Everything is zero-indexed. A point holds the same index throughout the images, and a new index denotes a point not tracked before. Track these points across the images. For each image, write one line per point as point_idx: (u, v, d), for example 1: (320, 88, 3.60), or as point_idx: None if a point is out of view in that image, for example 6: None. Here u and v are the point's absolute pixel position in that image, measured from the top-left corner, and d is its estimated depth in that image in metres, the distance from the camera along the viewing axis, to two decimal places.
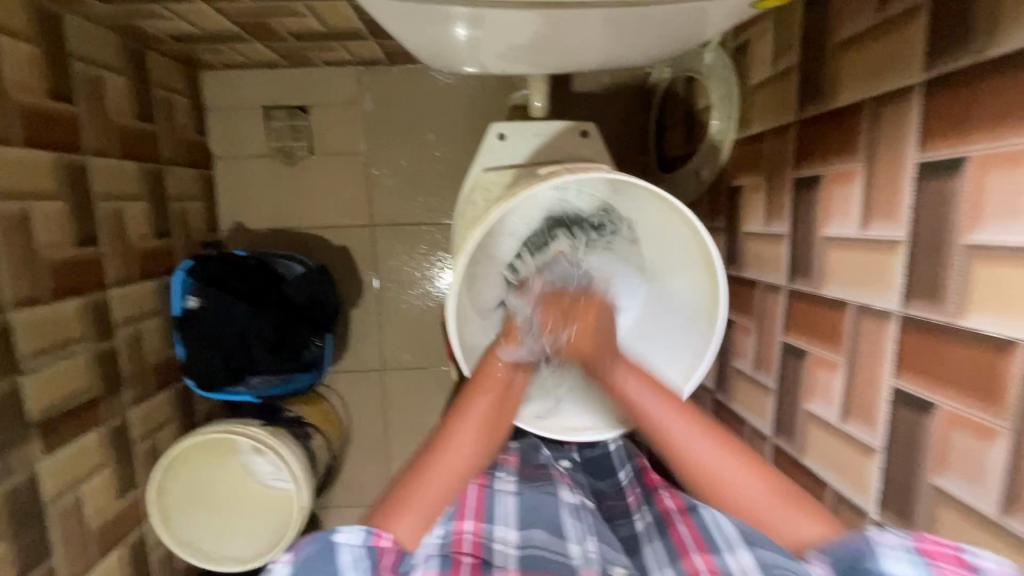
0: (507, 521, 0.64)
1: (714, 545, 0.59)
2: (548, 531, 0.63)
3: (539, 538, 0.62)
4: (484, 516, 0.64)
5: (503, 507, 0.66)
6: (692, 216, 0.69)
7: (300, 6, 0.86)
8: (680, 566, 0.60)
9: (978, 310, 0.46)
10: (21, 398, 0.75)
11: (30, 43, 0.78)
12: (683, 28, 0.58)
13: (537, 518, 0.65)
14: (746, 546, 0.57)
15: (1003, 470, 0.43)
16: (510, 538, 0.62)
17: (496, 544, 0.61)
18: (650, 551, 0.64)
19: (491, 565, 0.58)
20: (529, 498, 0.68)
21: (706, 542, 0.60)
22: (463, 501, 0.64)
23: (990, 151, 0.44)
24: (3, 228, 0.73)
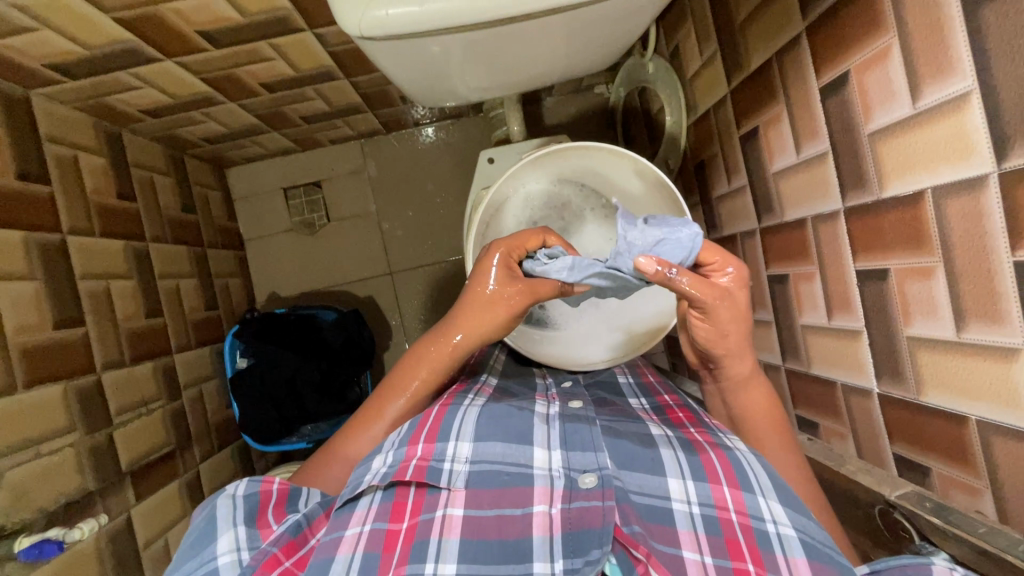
0: (462, 435, 0.65)
1: (747, 484, 0.61)
2: (506, 442, 0.65)
3: (495, 453, 0.64)
4: (438, 437, 0.64)
5: (461, 422, 0.66)
6: (650, 165, 0.80)
7: (309, 90, 1.05)
8: (703, 489, 0.62)
9: (892, 180, 0.56)
10: (114, 449, 0.84)
11: (100, 156, 0.96)
12: (616, 32, 0.73)
13: (498, 431, 0.66)
14: (775, 496, 0.59)
15: (948, 297, 0.52)
16: (461, 454, 0.64)
17: (444, 464, 0.62)
18: (671, 459, 0.65)
19: (437, 488, 0.61)
20: (493, 412, 0.68)
21: (738, 479, 0.61)
22: (422, 423, 0.65)
23: (861, 60, 0.57)
24: (91, 302, 0.87)
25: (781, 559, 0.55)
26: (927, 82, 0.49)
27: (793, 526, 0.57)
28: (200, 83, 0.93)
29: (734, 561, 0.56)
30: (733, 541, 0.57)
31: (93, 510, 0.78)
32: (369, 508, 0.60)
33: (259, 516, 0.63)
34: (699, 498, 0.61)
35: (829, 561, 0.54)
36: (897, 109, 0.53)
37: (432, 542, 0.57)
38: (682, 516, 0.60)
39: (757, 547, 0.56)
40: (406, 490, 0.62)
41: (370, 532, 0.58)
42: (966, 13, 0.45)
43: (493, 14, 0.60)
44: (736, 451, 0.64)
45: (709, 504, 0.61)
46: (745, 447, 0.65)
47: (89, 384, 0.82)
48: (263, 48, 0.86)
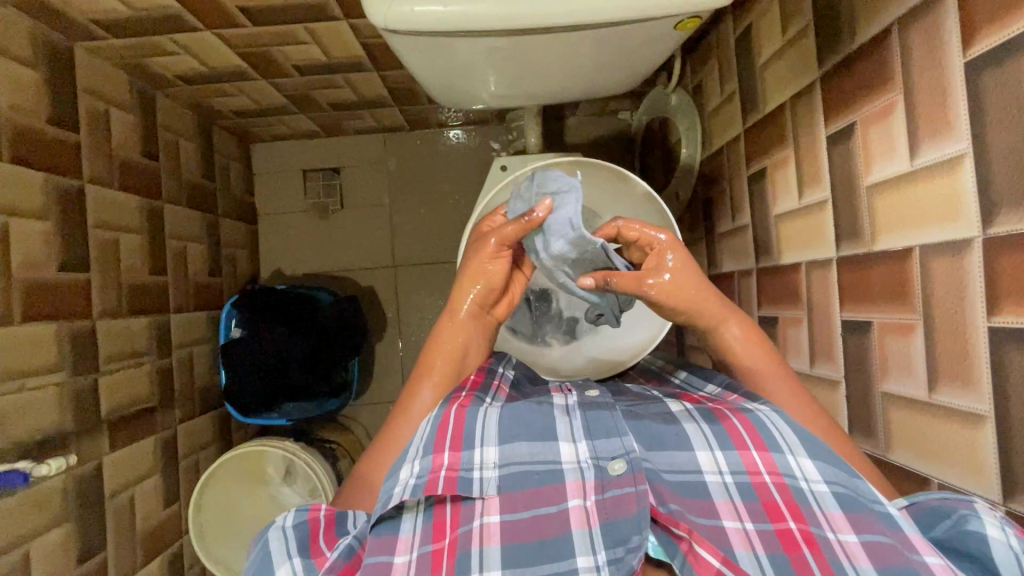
0: (486, 440, 0.61)
1: (775, 444, 0.59)
2: (530, 440, 0.62)
3: (521, 454, 0.61)
4: (464, 445, 0.60)
5: (483, 426, 0.62)
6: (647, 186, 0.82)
7: (338, 78, 1.08)
8: (733, 456, 0.59)
9: (884, 234, 0.56)
10: (97, 395, 0.86)
11: (131, 113, 0.99)
12: (637, 57, 0.75)
13: (521, 430, 0.63)
14: (805, 452, 0.57)
15: (923, 356, 0.52)
16: (489, 459, 0.60)
17: (474, 472, 0.59)
18: (696, 432, 0.62)
19: (471, 498, 0.58)
20: (513, 411, 0.64)
21: (765, 440, 0.59)
22: (443, 428, 0.61)
23: (867, 113, 0.58)
24: (99, 250, 0.90)
25: (821, 515, 0.54)
26: (925, 141, 0.50)
27: (826, 482, 0.55)
28: (236, 57, 0.96)
29: (776, 523, 0.54)
30: (771, 503, 0.56)
31: (66, 451, 0.80)
32: (413, 532, 0.57)
33: (310, 545, 0.58)
34: (731, 467, 0.59)
35: (870, 510, 0.52)
36: (896, 164, 0.54)
37: (474, 554, 0.54)
38: (717, 488, 0.58)
39: (796, 503, 0.55)
40: (444, 506, 0.58)
41: (418, 558, 0.55)
42: (967, 78, 0.46)
43: (516, 25, 0.62)
44: (758, 411, 0.62)
45: (741, 470, 0.58)
46: (767, 407, 0.62)
47: (83, 329, 0.85)
48: (299, 32, 0.89)
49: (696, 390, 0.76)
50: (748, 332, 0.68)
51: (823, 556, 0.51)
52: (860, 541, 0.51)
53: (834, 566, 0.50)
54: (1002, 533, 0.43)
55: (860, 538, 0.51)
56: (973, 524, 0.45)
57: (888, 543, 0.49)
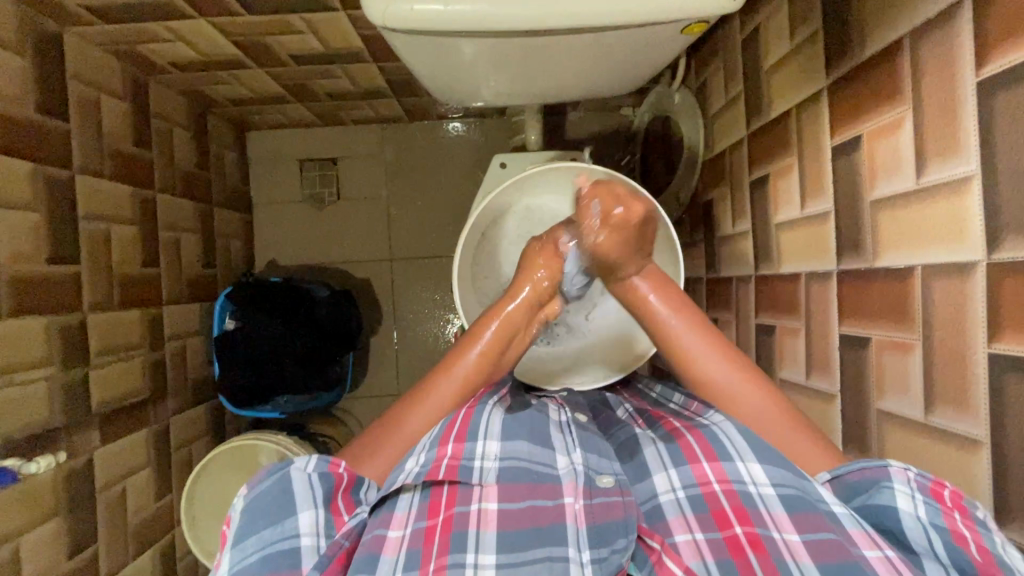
0: (490, 434, 0.59)
1: (725, 454, 0.57)
2: (531, 441, 0.60)
3: (524, 450, 0.58)
4: (467, 437, 0.57)
5: (488, 423, 0.60)
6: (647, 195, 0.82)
7: (336, 68, 1.06)
8: (685, 471, 0.57)
9: (886, 250, 0.56)
10: (87, 388, 0.85)
11: (123, 101, 0.97)
12: (644, 59, 0.73)
13: (524, 431, 0.61)
14: (754, 456, 0.55)
15: (921, 377, 0.52)
16: (491, 450, 0.57)
17: (476, 462, 0.55)
18: (653, 455, 0.61)
19: (470, 484, 0.54)
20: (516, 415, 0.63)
21: (716, 451, 0.58)
22: (451, 422, 0.59)
23: (874, 126, 0.56)
24: (90, 242, 0.88)
25: (767, 516, 0.51)
26: (933, 159, 0.49)
27: (773, 484, 0.53)
28: (230, 45, 0.94)
29: (723, 530, 0.51)
30: (720, 512, 0.53)
31: (56, 446, 0.80)
32: (409, 510, 0.53)
33: (332, 500, 0.55)
34: (682, 482, 0.56)
35: (810, 509, 0.50)
36: (902, 181, 0.53)
37: (471, 534, 0.50)
38: (670, 506, 0.55)
39: (744, 509, 0.52)
40: (441, 488, 0.54)
41: (412, 532, 0.51)
42: (979, 97, 0.45)
43: (519, 26, 0.60)
44: (712, 426, 0.61)
45: (692, 484, 0.56)
46: (722, 420, 0.61)
47: (73, 323, 0.83)
48: (295, 21, 0.87)
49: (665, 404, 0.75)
50: (661, 289, 0.71)
51: (767, 559, 0.48)
52: (803, 542, 0.48)
53: (780, 567, 0.47)
54: (912, 503, 0.47)
55: (802, 538, 0.48)
56: (887, 499, 0.48)
57: (835, 539, 0.47)
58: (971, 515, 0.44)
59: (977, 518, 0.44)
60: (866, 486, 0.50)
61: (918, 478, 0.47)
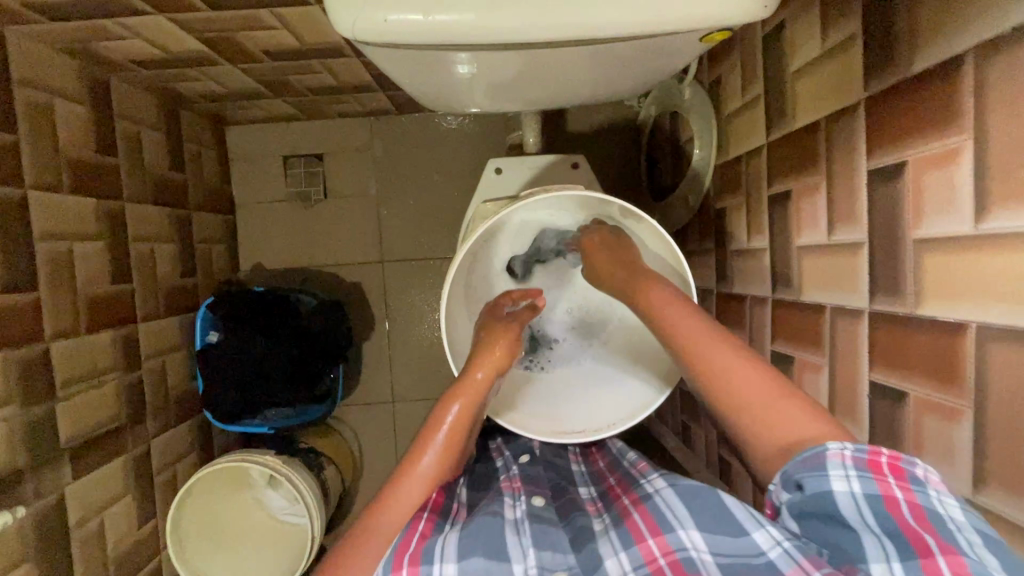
0: (445, 556, 0.53)
1: (666, 525, 0.54)
2: (488, 558, 0.53)
3: (478, 570, 0.52)
4: (422, 559, 0.52)
5: (443, 544, 0.54)
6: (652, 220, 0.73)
7: (315, 63, 0.97)
8: (633, 552, 0.53)
9: (933, 298, 0.49)
10: (55, 423, 0.80)
11: (81, 105, 0.89)
12: (655, 64, 0.65)
13: (479, 543, 0.54)
14: (694, 523, 0.53)
15: (971, 448, 0.45)
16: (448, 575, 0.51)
17: None
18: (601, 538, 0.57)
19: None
20: (469, 525, 0.56)
21: (659, 524, 0.55)
22: (403, 543, 0.54)
23: (923, 155, 0.49)
24: (49, 264, 0.81)
25: None
26: (998, 203, 0.42)
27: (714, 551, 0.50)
28: (194, 42, 0.85)
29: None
30: None
31: (21, 487, 0.74)
32: None
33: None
34: (632, 565, 0.52)
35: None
36: (955, 223, 0.46)
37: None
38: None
39: None
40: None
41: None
42: None
43: (512, 36, 0.52)
44: (655, 498, 0.59)
45: (641, 565, 0.52)
46: (665, 490, 0.59)
47: (34, 355, 0.77)
48: (264, 16, 0.78)
49: (620, 462, 0.75)
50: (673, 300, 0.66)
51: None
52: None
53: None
54: (848, 482, 0.46)
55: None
56: (824, 483, 0.46)
57: None
58: (906, 477, 0.45)
59: (913, 477, 0.45)
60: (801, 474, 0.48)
61: (854, 452, 0.47)
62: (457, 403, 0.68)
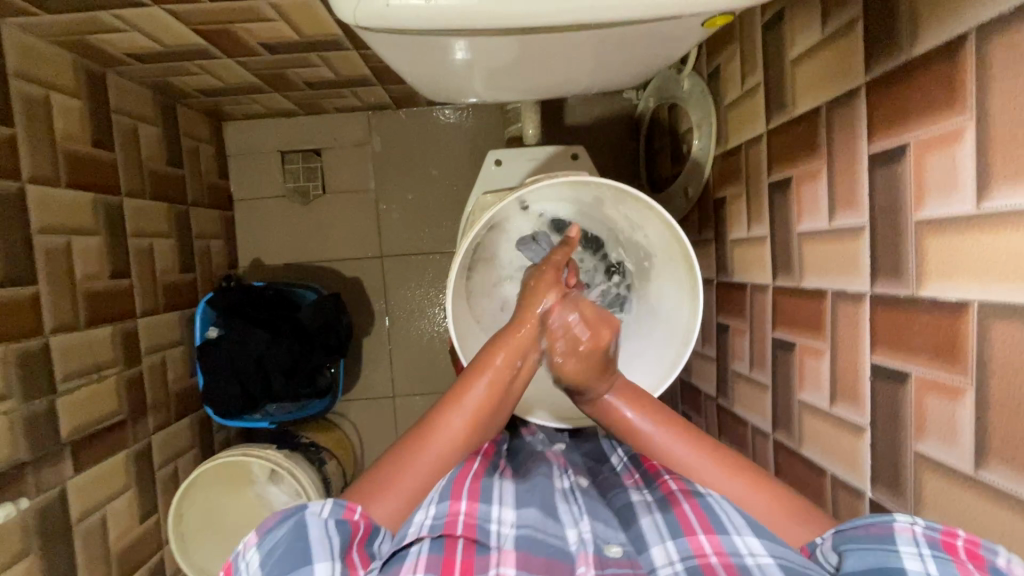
0: (504, 500, 0.58)
1: (722, 527, 0.55)
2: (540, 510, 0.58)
3: (535, 519, 0.57)
4: (481, 498, 0.57)
5: (501, 490, 0.60)
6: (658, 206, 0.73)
7: (313, 56, 0.97)
8: (681, 543, 0.55)
9: (935, 278, 0.49)
10: (55, 417, 0.80)
11: (78, 99, 0.88)
12: (655, 49, 0.65)
13: (535, 499, 0.59)
14: (752, 531, 0.54)
15: (973, 425, 0.46)
16: (507, 518, 0.56)
17: (493, 525, 0.55)
18: (649, 526, 0.59)
19: (487, 547, 0.53)
20: (525, 481, 0.63)
21: (712, 523, 0.56)
22: (460, 479, 0.58)
23: (926, 137, 0.49)
24: (48, 258, 0.81)
25: None
26: (999, 181, 0.42)
27: (771, 555, 0.51)
28: (192, 34, 0.84)
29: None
30: None
31: (23, 482, 0.74)
32: (418, 559, 0.50)
33: (348, 552, 0.50)
34: (680, 555, 0.54)
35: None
36: (957, 203, 0.46)
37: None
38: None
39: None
40: (454, 543, 0.52)
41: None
42: None
43: (513, 20, 0.52)
44: (709, 496, 0.59)
45: (688, 556, 0.54)
46: (718, 492, 0.60)
47: (34, 349, 0.77)
48: (262, 7, 0.77)
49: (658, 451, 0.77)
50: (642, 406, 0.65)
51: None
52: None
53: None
54: (921, 563, 0.46)
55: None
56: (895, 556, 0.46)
57: None
58: (988, 565, 0.42)
59: (995, 565, 0.42)
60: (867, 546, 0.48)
61: (926, 530, 0.46)
62: (479, 392, 0.61)
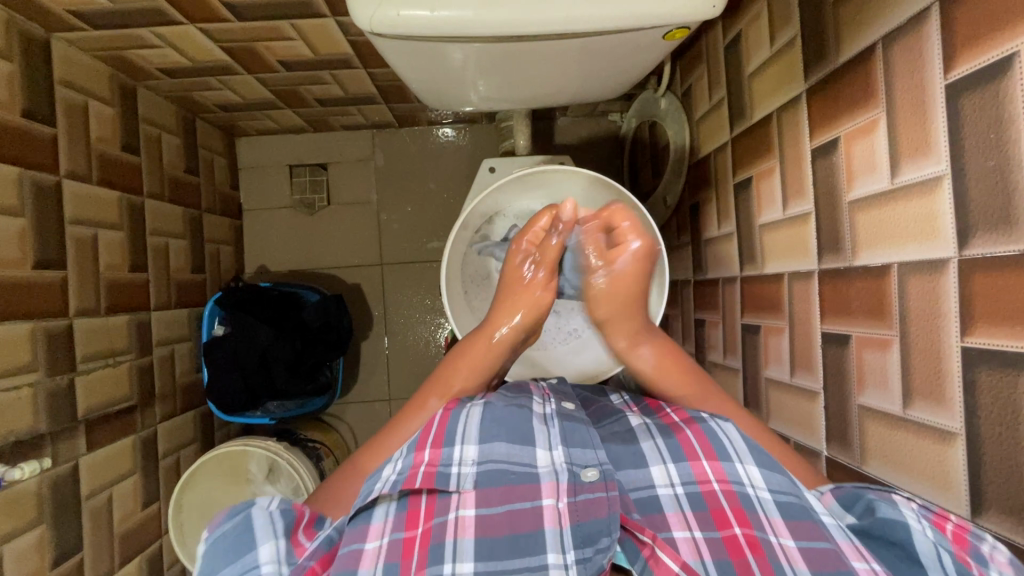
0: (467, 437, 0.58)
1: (724, 453, 0.58)
2: (510, 442, 0.58)
3: (501, 452, 0.57)
4: (444, 442, 0.57)
5: (465, 425, 0.59)
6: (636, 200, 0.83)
7: (326, 74, 1.07)
8: (684, 468, 0.58)
9: (864, 248, 0.57)
10: (73, 395, 0.85)
11: (112, 107, 0.98)
12: (627, 59, 0.75)
13: (502, 430, 0.59)
14: (752, 458, 0.57)
15: (899, 371, 0.53)
16: (469, 456, 0.56)
17: (453, 467, 0.55)
18: (651, 449, 0.61)
19: (448, 492, 0.54)
20: (495, 410, 0.61)
21: (715, 449, 0.59)
22: (426, 426, 0.58)
23: (853, 129, 0.58)
24: (76, 248, 0.88)
25: (764, 519, 0.52)
26: (905, 160, 0.51)
27: (770, 488, 0.54)
28: (219, 52, 0.94)
29: (722, 530, 0.53)
30: (718, 511, 0.54)
31: (40, 452, 0.79)
32: (386, 520, 0.53)
33: (293, 533, 0.54)
34: (681, 478, 0.58)
35: (805, 516, 0.52)
36: (877, 181, 0.55)
37: (448, 545, 0.50)
38: (668, 501, 0.56)
39: (741, 510, 0.54)
40: (419, 497, 0.54)
41: (389, 544, 0.50)
42: (947, 100, 0.46)
43: (503, 27, 0.62)
44: (712, 421, 0.61)
45: (691, 481, 0.57)
46: (720, 418, 0.62)
47: (59, 329, 0.83)
48: (285, 28, 0.88)
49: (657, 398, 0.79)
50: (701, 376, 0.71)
51: (764, 559, 0.50)
52: (798, 546, 0.50)
53: (777, 570, 0.48)
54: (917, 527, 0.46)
55: (798, 543, 0.50)
56: (891, 515, 0.48)
57: (830, 549, 0.48)
58: (971, 549, 0.43)
59: (979, 550, 0.42)
60: (873, 501, 0.50)
61: (923, 508, 0.47)
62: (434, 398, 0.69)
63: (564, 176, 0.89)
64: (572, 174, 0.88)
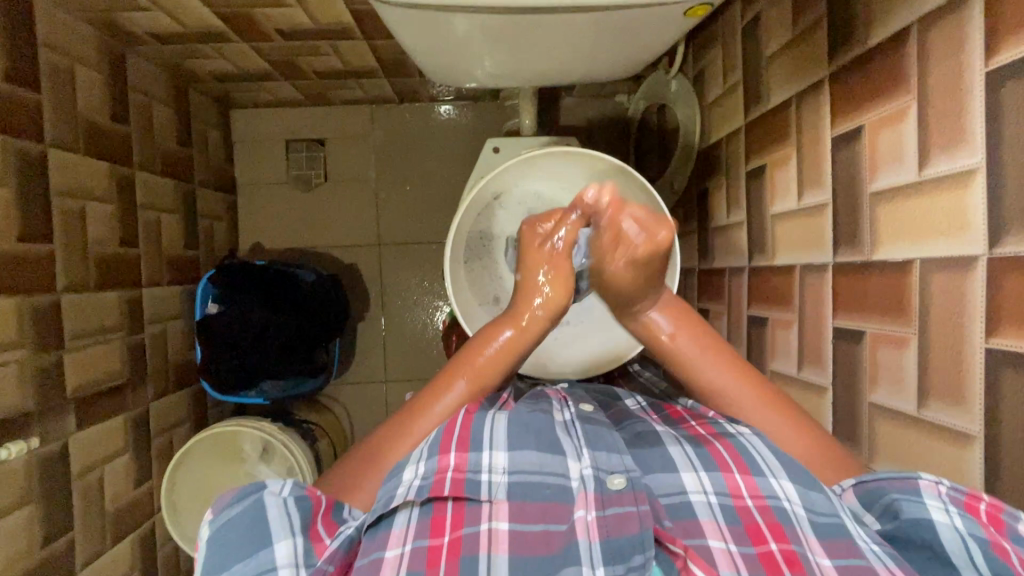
0: (495, 444, 0.56)
1: (756, 468, 0.55)
2: (540, 450, 0.57)
3: (531, 462, 0.55)
4: (470, 447, 0.55)
5: (491, 430, 0.57)
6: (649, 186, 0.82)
7: (325, 45, 1.02)
8: (716, 477, 0.55)
9: (887, 241, 0.55)
10: (61, 372, 0.83)
11: (100, 73, 0.93)
12: (642, 36, 0.71)
13: (530, 438, 0.57)
14: (787, 475, 0.54)
15: (916, 371, 0.51)
16: (498, 463, 0.55)
17: (483, 475, 0.53)
18: (682, 458, 0.57)
19: (478, 500, 0.52)
20: (520, 415, 0.60)
21: (748, 464, 0.56)
22: (449, 429, 0.56)
23: (879, 117, 0.55)
24: (64, 222, 0.85)
25: (802, 536, 0.49)
26: (936, 150, 0.49)
27: (806, 506, 0.51)
28: (213, 17, 0.90)
29: (758, 546, 0.49)
30: (753, 526, 0.51)
31: (28, 431, 0.77)
32: (408, 527, 0.51)
33: (310, 525, 0.52)
34: (714, 487, 0.54)
35: (841, 535, 0.49)
36: (904, 172, 0.52)
37: (482, 558, 0.48)
38: (701, 508, 0.53)
39: (779, 525, 0.50)
40: (445, 504, 0.52)
41: (412, 552, 0.49)
42: (987, 89, 0.44)
43: None
44: (741, 436, 0.59)
45: (724, 493, 0.54)
46: (749, 431, 0.59)
47: (46, 305, 0.80)
48: None
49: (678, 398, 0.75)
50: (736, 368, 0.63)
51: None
52: (835, 566, 0.47)
53: None
54: (947, 517, 0.45)
55: (835, 563, 0.47)
56: (921, 512, 0.46)
57: (865, 566, 0.46)
58: (1009, 532, 0.42)
59: (1015, 531, 0.42)
60: (893, 498, 0.48)
61: (951, 491, 0.45)
62: (462, 380, 0.63)
63: (574, 158, 0.86)
64: (583, 156, 0.84)
